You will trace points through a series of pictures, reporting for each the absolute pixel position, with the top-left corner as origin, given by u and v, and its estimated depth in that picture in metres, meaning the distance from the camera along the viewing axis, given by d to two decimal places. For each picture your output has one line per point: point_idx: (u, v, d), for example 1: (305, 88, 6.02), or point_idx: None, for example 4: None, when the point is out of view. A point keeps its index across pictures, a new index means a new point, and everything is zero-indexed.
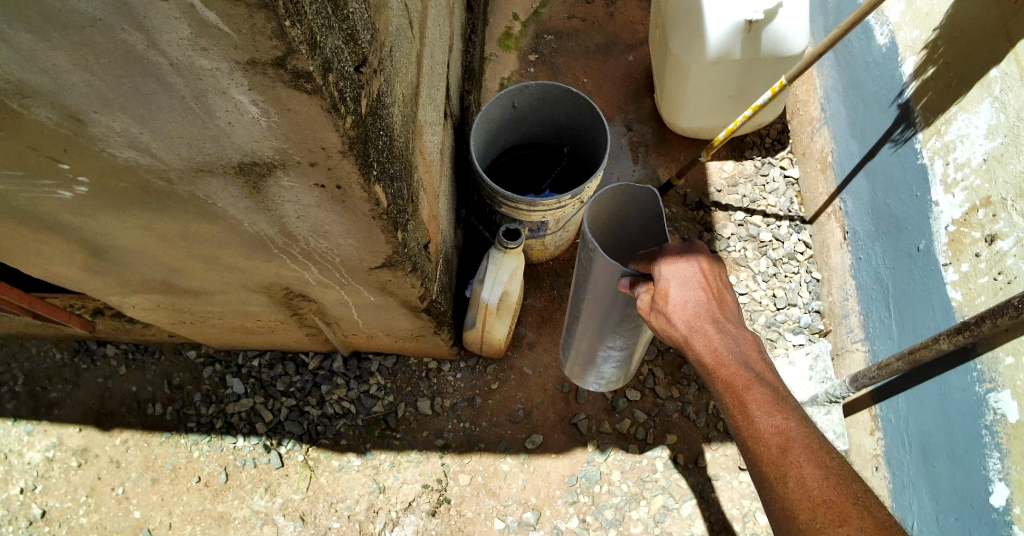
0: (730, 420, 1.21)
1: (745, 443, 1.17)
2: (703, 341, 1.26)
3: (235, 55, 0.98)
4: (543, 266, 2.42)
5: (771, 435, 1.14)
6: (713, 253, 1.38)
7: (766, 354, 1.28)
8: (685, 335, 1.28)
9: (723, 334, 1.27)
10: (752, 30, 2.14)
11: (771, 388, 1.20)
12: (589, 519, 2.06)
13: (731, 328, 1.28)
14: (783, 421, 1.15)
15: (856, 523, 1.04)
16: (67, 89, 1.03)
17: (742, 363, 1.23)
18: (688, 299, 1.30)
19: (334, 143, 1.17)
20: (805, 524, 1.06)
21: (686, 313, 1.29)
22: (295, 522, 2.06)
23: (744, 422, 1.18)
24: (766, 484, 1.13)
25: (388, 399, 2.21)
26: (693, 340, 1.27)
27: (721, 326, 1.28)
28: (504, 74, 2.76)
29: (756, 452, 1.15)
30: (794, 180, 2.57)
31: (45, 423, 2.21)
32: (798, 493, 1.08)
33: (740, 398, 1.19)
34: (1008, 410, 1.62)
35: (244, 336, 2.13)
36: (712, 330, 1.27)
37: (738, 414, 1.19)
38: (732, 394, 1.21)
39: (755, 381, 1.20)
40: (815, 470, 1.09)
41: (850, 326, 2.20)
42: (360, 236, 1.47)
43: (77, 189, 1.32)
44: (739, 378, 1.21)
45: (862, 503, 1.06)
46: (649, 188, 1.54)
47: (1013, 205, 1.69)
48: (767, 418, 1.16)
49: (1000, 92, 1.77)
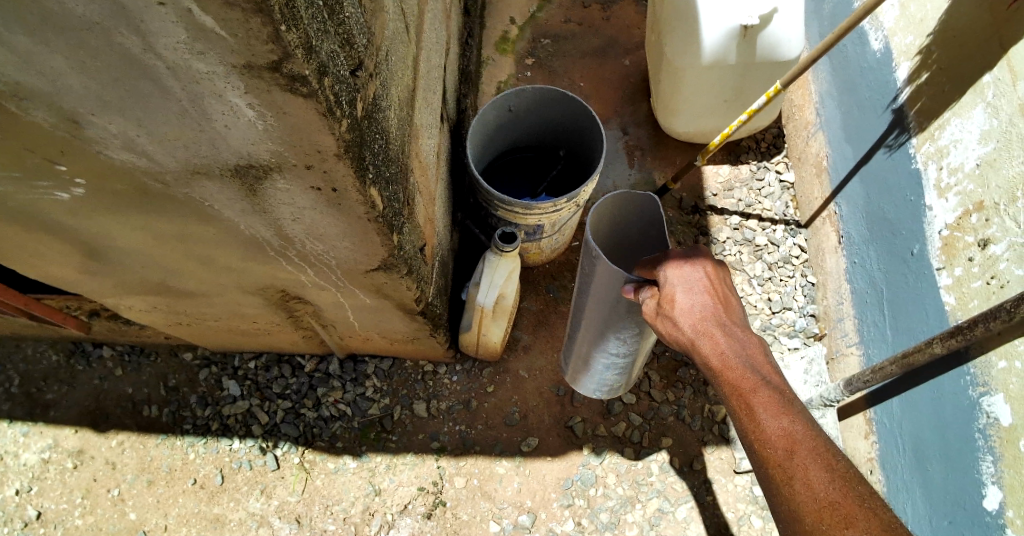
0: (737, 423, 1.23)
1: (752, 445, 1.20)
2: (710, 345, 1.28)
3: (231, 59, 0.98)
4: (539, 269, 2.43)
5: (777, 437, 1.17)
6: (717, 258, 1.40)
7: (772, 358, 1.30)
8: (691, 339, 1.29)
9: (729, 337, 1.28)
10: (747, 35, 2.15)
11: (777, 390, 1.21)
12: (584, 522, 2.07)
13: (737, 331, 1.30)
14: (789, 424, 1.17)
15: (862, 525, 1.05)
16: (65, 92, 1.04)
17: (748, 366, 1.25)
18: (695, 303, 1.31)
19: (329, 146, 1.18)
20: (811, 526, 1.09)
21: (693, 316, 1.30)
22: (290, 524, 2.06)
23: (750, 425, 1.20)
24: (774, 486, 1.15)
25: (384, 401, 2.21)
26: (699, 344, 1.28)
27: (727, 329, 1.29)
28: (501, 78, 2.77)
29: (762, 455, 1.17)
30: (790, 184, 2.58)
31: (40, 424, 2.21)
32: (804, 495, 1.11)
33: (747, 401, 1.21)
34: (1001, 414, 1.63)
35: (240, 338, 2.14)
36: (718, 333, 1.28)
37: (746, 417, 1.21)
38: (739, 398, 1.23)
39: (761, 385, 1.22)
40: (821, 473, 1.12)
41: (845, 330, 2.20)
42: (355, 239, 1.47)
43: (74, 191, 1.32)
44: (746, 382, 1.23)
45: (869, 505, 1.08)
46: (650, 194, 1.56)
47: (1006, 210, 1.70)
48: (774, 421, 1.18)
49: (993, 98, 1.78)
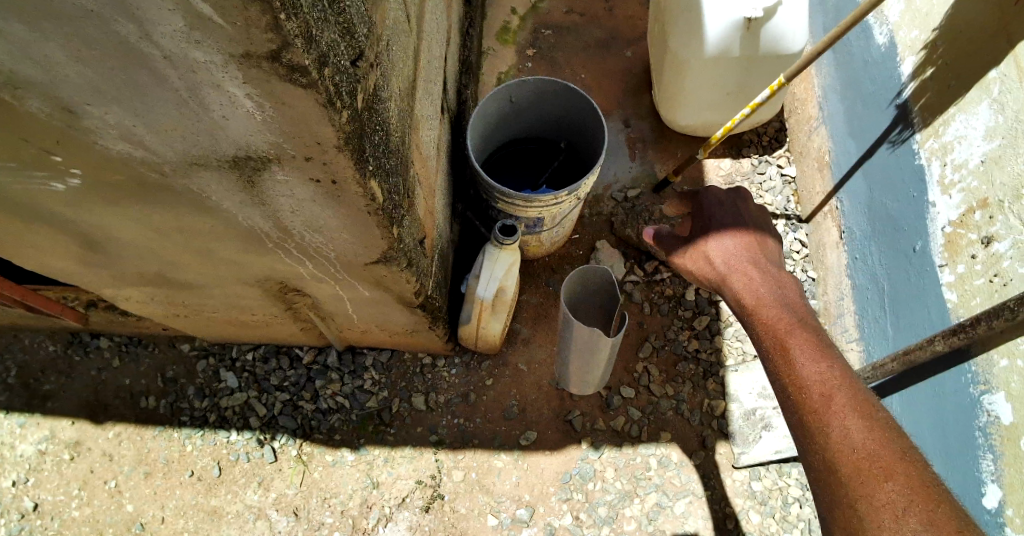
0: (773, 365, 1.36)
1: (790, 392, 1.30)
2: (743, 281, 1.50)
3: (229, 48, 0.96)
4: (539, 262, 2.42)
5: (814, 384, 1.27)
6: (760, 223, 1.65)
7: (804, 300, 1.48)
8: (725, 276, 1.54)
9: (763, 279, 1.50)
10: (750, 28, 2.13)
11: (815, 337, 1.36)
12: (583, 516, 2.07)
13: (774, 278, 1.50)
14: (826, 370, 1.28)
15: (898, 477, 1.11)
16: (60, 81, 1.02)
17: (787, 310, 1.42)
18: (730, 245, 1.58)
19: (329, 138, 1.16)
20: (846, 475, 1.15)
21: (728, 259, 1.56)
22: (288, 517, 2.05)
23: (788, 371, 1.32)
24: (809, 433, 1.24)
25: (382, 394, 2.20)
26: (734, 281, 1.51)
27: (763, 273, 1.51)
28: (502, 69, 2.75)
29: (799, 401, 1.27)
30: (791, 178, 2.56)
31: (38, 415, 2.19)
32: (840, 443, 1.18)
33: (786, 346, 1.35)
34: (1002, 413, 1.62)
35: (237, 330, 2.12)
36: (752, 271, 1.52)
37: (783, 359, 1.34)
38: (778, 340, 1.37)
39: (800, 330, 1.37)
40: (858, 424, 1.20)
41: (846, 326, 2.20)
42: (355, 231, 1.46)
43: (71, 181, 1.30)
44: (785, 325, 1.38)
45: (906, 459, 1.14)
46: (653, 227, 1.75)
47: (1010, 207, 1.69)
48: (811, 367, 1.30)
49: (999, 94, 1.77)
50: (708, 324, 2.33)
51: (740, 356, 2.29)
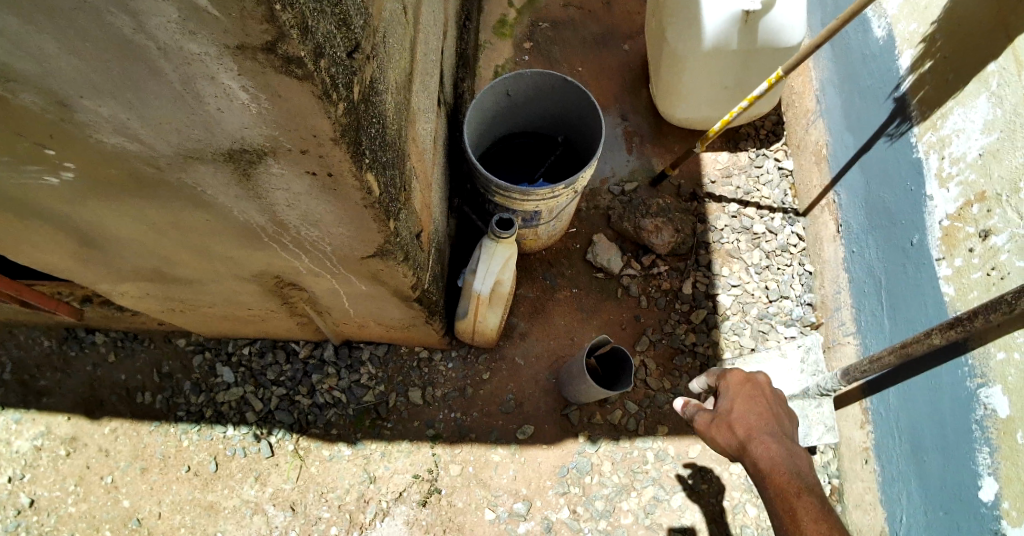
0: (777, 517, 1.42)
1: None
2: (761, 447, 1.50)
3: (224, 39, 0.95)
4: (535, 256, 2.41)
5: None
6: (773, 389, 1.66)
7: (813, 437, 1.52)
8: (746, 439, 1.53)
9: (779, 443, 1.51)
10: (748, 21, 2.13)
11: (817, 498, 1.41)
12: (580, 509, 2.07)
13: (789, 445, 1.52)
14: (826, 528, 1.35)
15: None
16: (54, 75, 1.01)
17: (796, 474, 1.46)
18: (751, 414, 1.58)
19: (326, 131, 1.16)
20: None
21: (748, 424, 1.56)
22: (284, 512, 2.05)
23: (791, 527, 1.39)
24: None
25: (379, 389, 2.20)
26: (752, 445, 1.52)
27: (778, 439, 1.52)
28: (499, 63, 2.73)
29: None
30: (789, 172, 2.56)
31: (33, 411, 2.18)
32: None
33: (792, 510, 1.40)
34: (998, 406, 1.65)
35: (234, 325, 2.11)
36: (771, 440, 1.51)
37: (788, 517, 1.40)
38: (782, 493, 1.43)
39: (804, 491, 1.43)
40: None
41: (843, 319, 2.20)
42: (352, 225, 1.45)
43: (64, 175, 1.29)
44: (791, 487, 1.43)
45: None
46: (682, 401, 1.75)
47: (1008, 201, 1.70)
48: (812, 524, 1.37)
49: (997, 87, 1.77)
50: (705, 318, 2.33)
51: (736, 350, 2.29)
